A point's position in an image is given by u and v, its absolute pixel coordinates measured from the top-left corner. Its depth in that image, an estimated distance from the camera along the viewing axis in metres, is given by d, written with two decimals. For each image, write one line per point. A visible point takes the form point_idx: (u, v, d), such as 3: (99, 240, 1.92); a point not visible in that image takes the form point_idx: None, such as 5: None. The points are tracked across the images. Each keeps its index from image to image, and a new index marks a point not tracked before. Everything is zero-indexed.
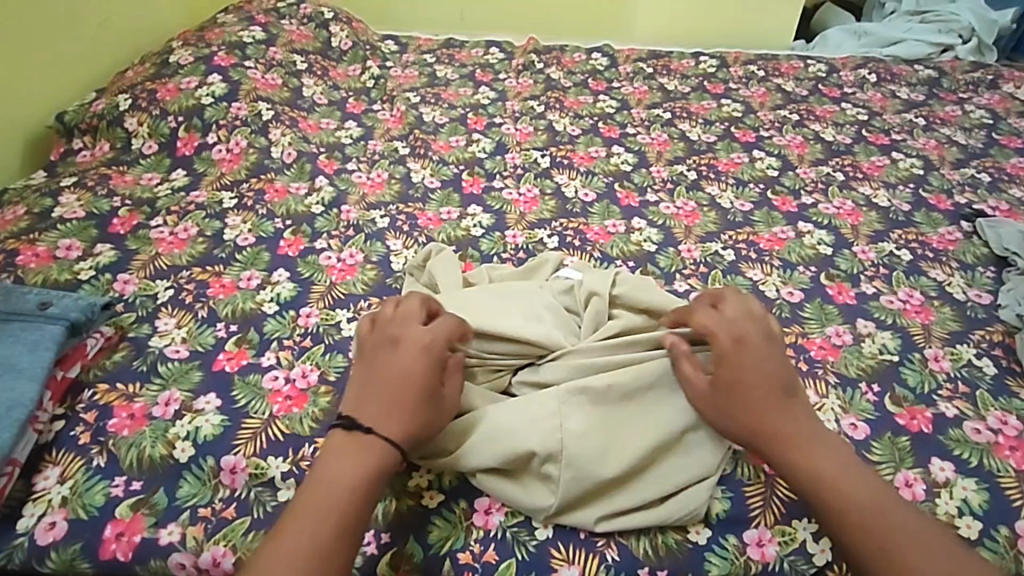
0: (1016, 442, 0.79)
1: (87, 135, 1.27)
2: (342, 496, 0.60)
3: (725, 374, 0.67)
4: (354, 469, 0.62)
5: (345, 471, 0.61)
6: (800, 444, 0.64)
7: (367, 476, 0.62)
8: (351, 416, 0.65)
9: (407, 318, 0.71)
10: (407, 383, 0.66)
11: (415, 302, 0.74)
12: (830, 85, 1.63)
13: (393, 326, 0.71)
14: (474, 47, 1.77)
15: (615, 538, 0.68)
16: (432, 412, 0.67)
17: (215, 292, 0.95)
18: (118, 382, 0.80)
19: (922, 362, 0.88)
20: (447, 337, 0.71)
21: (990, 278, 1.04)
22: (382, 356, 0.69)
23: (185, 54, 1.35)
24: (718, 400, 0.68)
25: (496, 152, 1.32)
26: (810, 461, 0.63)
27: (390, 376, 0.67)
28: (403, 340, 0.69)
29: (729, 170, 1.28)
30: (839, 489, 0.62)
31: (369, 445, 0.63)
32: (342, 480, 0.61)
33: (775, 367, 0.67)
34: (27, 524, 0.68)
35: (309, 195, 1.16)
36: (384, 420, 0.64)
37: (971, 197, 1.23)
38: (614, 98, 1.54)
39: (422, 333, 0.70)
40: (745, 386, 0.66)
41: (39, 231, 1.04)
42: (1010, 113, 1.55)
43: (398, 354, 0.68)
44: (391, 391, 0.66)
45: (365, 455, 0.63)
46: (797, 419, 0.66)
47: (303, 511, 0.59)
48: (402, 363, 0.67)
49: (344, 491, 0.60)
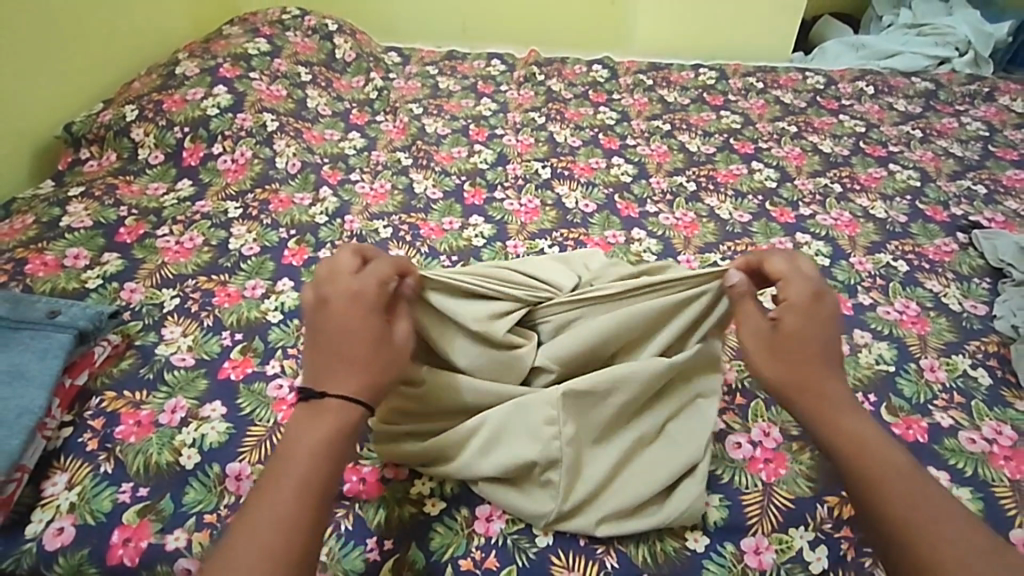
0: (1010, 451, 0.80)
1: (94, 145, 1.29)
2: (301, 475, 0.57)
3: (788, 320, 0.67)
4: (311, 445, 0.59)
5: (305, 447, 0.59)
6: (836, 406, 0.65)
7: (323, 443, 0.59)
8: (309, 389, 0.61)
9: (338, 273, 0.67)
10: (361, 336, 0.63)
11: (342, 254, 0.69)
12: (828, 97, 1.65)
13: (319, 283, 0.67)
14: (476, 59, 1.80)
15: (615, 546, 0.68)
16: (386, 359, 0.64)
17: (221, 301, 0.96)
18: (125, 390, 0.82)
19: (918, 372, 0.89)
20: (380, 283, 0.67)
21: (986, 289, 1.05)
22: (317, 318, 0.65)
23: (191, 65, 1.37)
24: (774, 346, 0.67)
25: (498, 163, 1.34)
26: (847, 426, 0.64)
27: (340, 332, 0.63)
28: (342, 293, 0.65)
29: (727, 181, 1.30)
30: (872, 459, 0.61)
31: (329, 410, 0.60)
32: (299, 454, 0.58)
33: (833, 333, 0.67)
34: (35, 530, 0.69)
35: (313, 205, 1.18)
36: (342, 379, 0.61)
37: (967, 209, 1.25)
38: (614, 110, 1.56)
39: (352, 283, 0.66)
40: (804, 338, 0.66)
41: (47, 240, 1.06)
42: (1006, 125, 1.56)
43: (340, 310, 0.64)
44: (342, 345, 0.63)
45: (322, 429, 0.59)
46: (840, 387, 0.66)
47: (263, 494, 0.57)
48: (352, 321, 0.63)
49: (303, 468, 0.57)
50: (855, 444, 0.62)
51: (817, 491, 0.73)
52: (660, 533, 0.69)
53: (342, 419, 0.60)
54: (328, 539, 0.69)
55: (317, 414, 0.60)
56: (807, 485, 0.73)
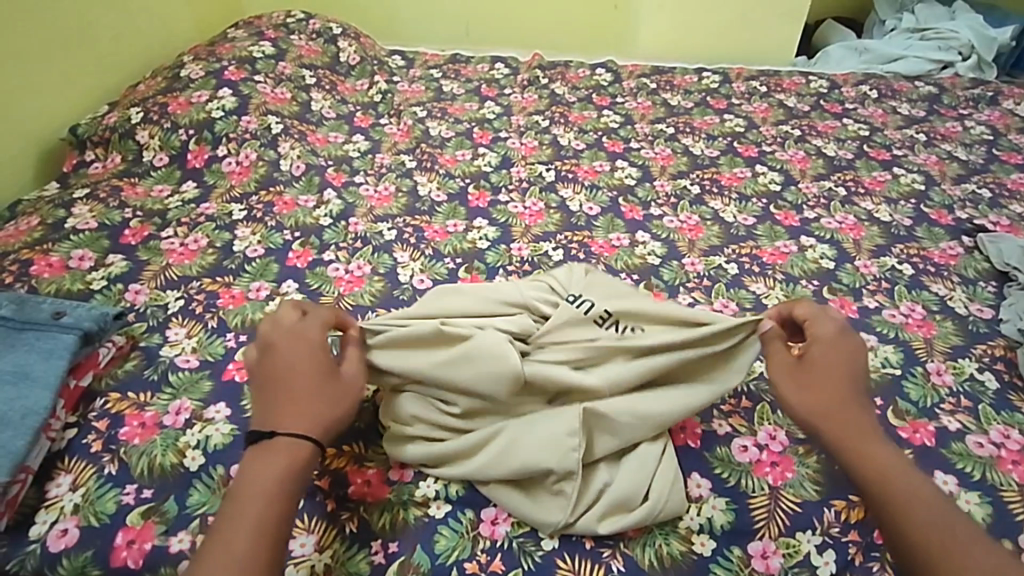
0: (1018, 455, 0.79)
1: (99, 147, 1.29)
2: (259, 501, 0.60)
3: (815, 357, 0.73)
4: (264, 473, 0.62)
5: (259, 476, 0.62)
6: (858, 433, 0.68)
7: (277, 480, 0.62)
8: (260, 429, 0.65)
9: (282, 326, 0.74)
10: (304, 378, 0.69)
11: (283, 308, 0.76)
12: (831, 101, 1.66)
13: (272, 333, 0.73)
14: (480, 62, 1.80)
15: (621, 550, 0.68)
16: (335, 395, 0.69)
17: (225, 303, 0.96)
18: (129, 391, 0.82)
19: (924, 376, 0.89)
20: (323, 328, 0.74)
21: (992, 293, 1.04)
22: (270, 365, 0.70)
23: (197, 68, 1.38)
24: (800, 378, 0.72)
25: (502, 166, 1.34)
26: (866, 451, 0.67)
27: (286, 375, 0.69)
28: (287, 343, 0.72)
29: (731, 185, 1.30)
30: (888, 478, 0.64)
31: (280, 447, 0.64)
32: (257, 490, 0.61)
33: (856, 367, 0.73)
34: (39, 531, 0.69)
35: (317, 207, 1.18)
36: (290, 419, 0.66)
37: (972, 212, 1.24)
38: (618, 113, 1.56)
39: (300, 336, 0.73)
40: (831, 373, 0.71)
41: (52, 242, 1.06)
42: (1010, 129, 1.56)
43: (285, 357, 0.70)
44: (290, 388, 0.68)
45: (274, 459, 0.63)
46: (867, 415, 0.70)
47: (219, 531, 0.59)
48: (293, 364, 0.70)
49: (259, 493, 0.61)
50: (879, 472, 0.65)
51: (824, 494, 0.72)
52: (666, 537, 0.69)
53: (297, 446, 0.64)
54: (333, 542, 0.69)
55: (269, 444, 0.64)
56: (814, 488, 0.73)
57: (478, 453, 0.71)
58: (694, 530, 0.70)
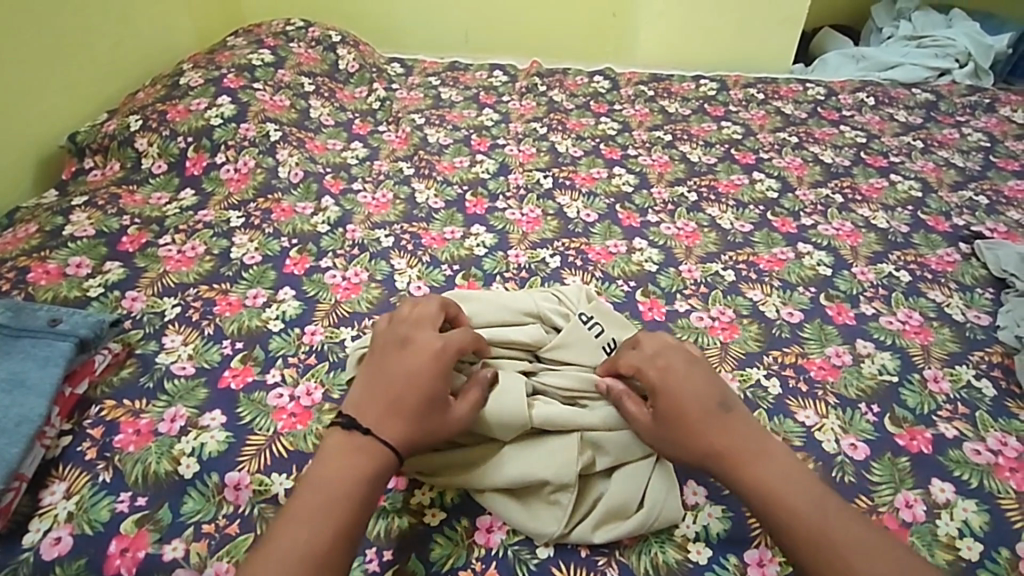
0: (1016, 463, 0.79)
1: (98, 155, 1.29)
2: (338, 498, 0.61)
3: (665, 405, 0.69)
4: (342, 471, 0.63)
5: (336, 473, 0.63)
6: (741, 464, 0.66)
7: (364, 478, 0.63)
8: (352, 416, 0.67)
9: (424, 325, 0.74)
10: (416, 385, 0.68)
11: (430, 306, 0.77)
12: (829, 108, 1.66)
13: (408, 329, 0.73)
14: (478, 70, 1.81)
15: (616, 558, 0.68)
16: (429, 424, 0.67)
17: (222, 310, 0.96)
18: (125, 399, 0.81)
19: (921, 383, 0.89)
20: (459, 348, 0.72)
21: (989, 299, 1.04)
22: (390, 358, 0.71)
23: (196, 76, 1.38)
24: (663, 433, 0.69)
25: (500, 173, 1.34)
26: (754, 482, 0.65)
27: (397, 376, 0.69)
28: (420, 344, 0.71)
29: (728, 192, 1.30)
30: (781, 508, 0.63)
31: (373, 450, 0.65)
32: (340, 484, 0.62)
33: (708, 390, 0.70)
34: (32, 539, 0.68)
35: (315, 214, 1.18)
36: (385, 422, 0.66)
37: (969, 219, 1.24)
38: (616, 120, 1.57)
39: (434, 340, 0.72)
40: (688, 414, 0.68)
41: (49, 249, 1.06)
42: (1007, 136, 1.56)
43: (414, 356, 0.70)
44: (399, 390, 0.68)
45: (354, 458, 0.64)
46: (744, 437, 0.68)
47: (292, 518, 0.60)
48: (414, 366, 0.69)
49: (337, 491, 0.62)
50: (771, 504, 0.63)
51: None
52: (662, 545, 0.69)
53: (378, 452, 0.65)
54: None
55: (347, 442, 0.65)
56: None
57: (477, 463, 0.71)
58: (690, 538, 0.70)
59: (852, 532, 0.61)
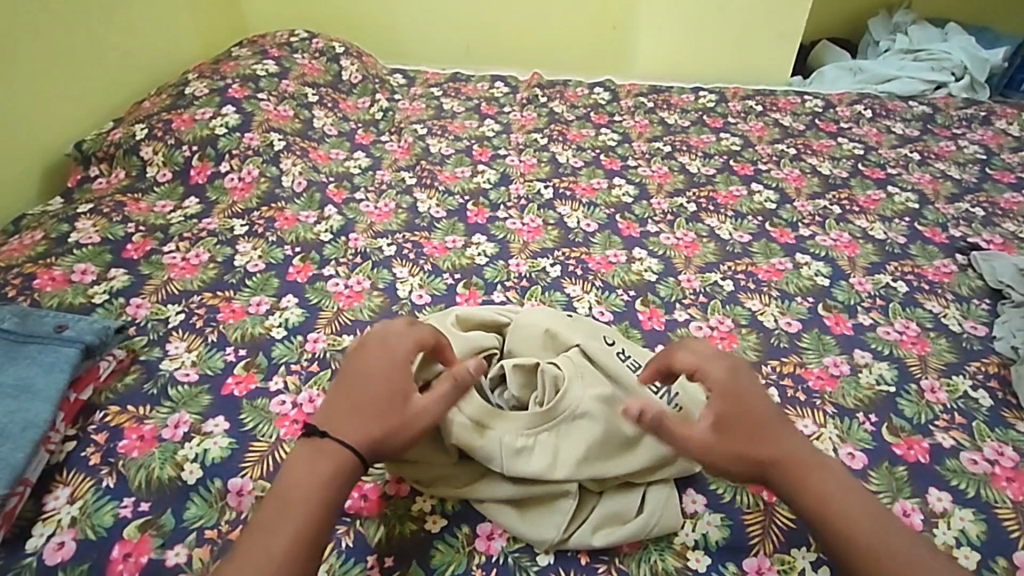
0: (1012, 472, 0.79)
1: (103, 163, 1.30)
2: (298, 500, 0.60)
3: (720, 411, 0.69)
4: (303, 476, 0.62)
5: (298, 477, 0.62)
6: (793, 468, 0.66)
7: (320, 486, 0.61)
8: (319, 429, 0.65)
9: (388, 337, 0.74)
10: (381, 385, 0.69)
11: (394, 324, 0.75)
12: (826, 120, 1.68)
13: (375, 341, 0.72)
14: (480, 81, 1.83)
15: (616, 565, 0.68)
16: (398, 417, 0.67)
17: (225, 317, 0.97)
18: (129, 405, 0.82)
19: (919, 393, 0.89)
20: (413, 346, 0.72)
21: (985, 310, 1.05)
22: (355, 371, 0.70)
23: (201, 86, 1.40)
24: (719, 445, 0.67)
25: (501, 182, 1.36)
26: (807, 484, 0.65)
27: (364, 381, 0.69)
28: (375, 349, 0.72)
29: (727, 203, 1.31)
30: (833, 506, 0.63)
31: (328, 454, 0.63)
32: (295, 496, 0.60)
33: (758, 403, 0.70)
34: (36, 544, 0.68)
35: (318, 223, 1.20)
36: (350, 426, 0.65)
37: (965, 230, 1.26)
38: (616, 131, 1.58)
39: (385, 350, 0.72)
40: (739, 423, 0.68)
41: (55, 256, 1.07)
42: (1003, 148, 1.58)
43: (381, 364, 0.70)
44: (359, 394, 0.68)
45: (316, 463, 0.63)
46: (795, 445, 0.68)
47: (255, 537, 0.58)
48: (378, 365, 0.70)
49: (299, 494, 0.60)
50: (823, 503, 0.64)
51: None
52: (661, 552, 0.69)
53: (340, 460, 0.63)
54: (328, 555, 0.68)
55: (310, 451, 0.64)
56: None
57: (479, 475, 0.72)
58: (689, 546, 0.70)
59: (904, 535, 0.62)
